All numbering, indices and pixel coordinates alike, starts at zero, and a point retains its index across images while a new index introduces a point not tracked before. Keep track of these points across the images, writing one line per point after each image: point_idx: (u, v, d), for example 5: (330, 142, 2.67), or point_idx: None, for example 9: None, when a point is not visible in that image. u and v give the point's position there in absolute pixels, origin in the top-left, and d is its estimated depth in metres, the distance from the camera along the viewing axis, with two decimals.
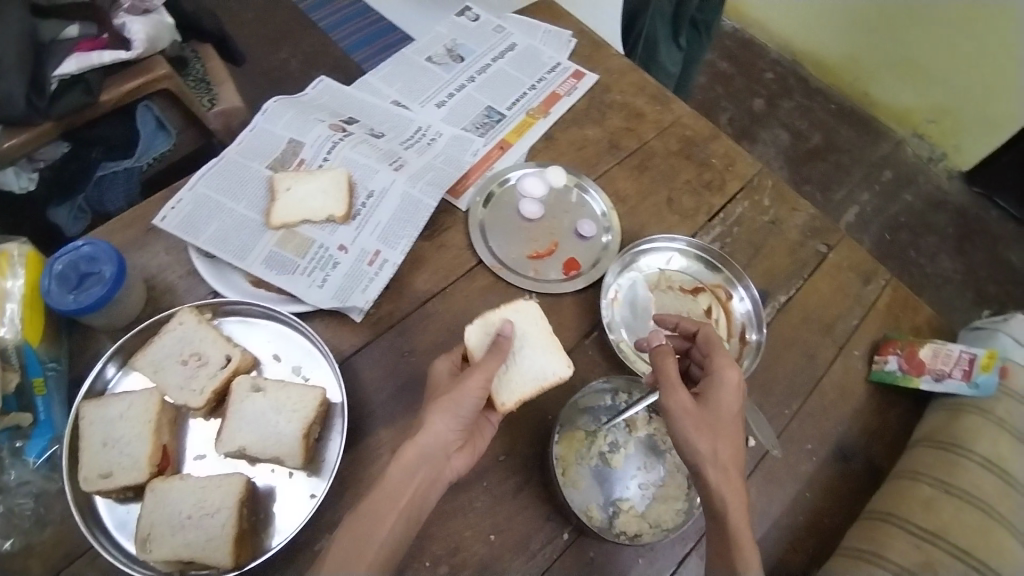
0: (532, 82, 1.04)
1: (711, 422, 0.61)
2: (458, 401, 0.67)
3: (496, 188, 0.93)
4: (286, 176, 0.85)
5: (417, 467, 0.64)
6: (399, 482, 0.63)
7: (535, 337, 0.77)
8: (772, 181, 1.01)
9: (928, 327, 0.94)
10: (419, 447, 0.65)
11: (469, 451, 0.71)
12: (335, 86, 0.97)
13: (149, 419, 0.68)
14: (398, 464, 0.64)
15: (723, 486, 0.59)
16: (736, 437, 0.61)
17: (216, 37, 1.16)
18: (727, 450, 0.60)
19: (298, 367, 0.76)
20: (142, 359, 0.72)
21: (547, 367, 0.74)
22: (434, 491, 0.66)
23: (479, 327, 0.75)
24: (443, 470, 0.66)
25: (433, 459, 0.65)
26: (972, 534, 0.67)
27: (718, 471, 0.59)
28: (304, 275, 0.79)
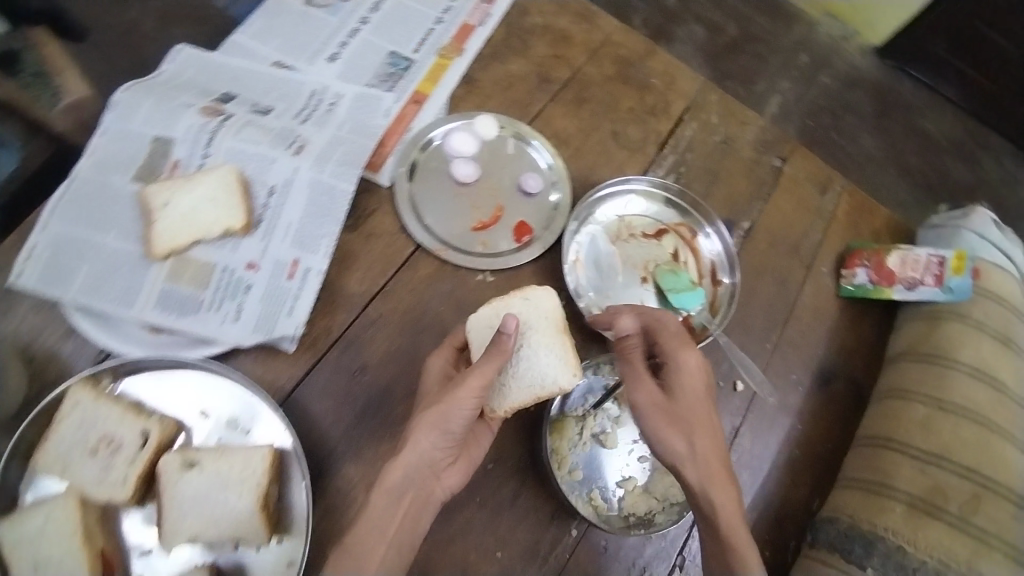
0: (437, 14, 0.88)
1: (679, 414, 0.58)
2: (446, 425, 0.58)
3: (418, 155, 0.78)
4: (161, 188, 0.69)
5: (404, 489, 0.57)
6: (382, 514, 0.56)
7: (543, 332, 0.64)
8: (717, 95, 0.92)
9: (887, 229, 0.91)
10: (405, 468, 0.57)
11: (464, 463, 0.63)
12: (199, 55, 0.78)
13: (73, 531, 0.57)
14: (382, 489, 0.57)
15: (705, 484, 0.57)
16: (712, 427, 0.59)
17: (48, 15, 0.96)
18: (704, 442, 0.58)
19: (233, 420, 0.64)
20: (42, 460, 0.59)
21: (549, 373, 0.62)
22: (426, 513, 0.59)
23: (484, 317, 0.65)
24: (432, 490, 0.60)
25: (418, 481, 0.58)
26: (970, 449, 0.69)
27: (698, 468, 0.57)
28: (213, 310, 0.66)
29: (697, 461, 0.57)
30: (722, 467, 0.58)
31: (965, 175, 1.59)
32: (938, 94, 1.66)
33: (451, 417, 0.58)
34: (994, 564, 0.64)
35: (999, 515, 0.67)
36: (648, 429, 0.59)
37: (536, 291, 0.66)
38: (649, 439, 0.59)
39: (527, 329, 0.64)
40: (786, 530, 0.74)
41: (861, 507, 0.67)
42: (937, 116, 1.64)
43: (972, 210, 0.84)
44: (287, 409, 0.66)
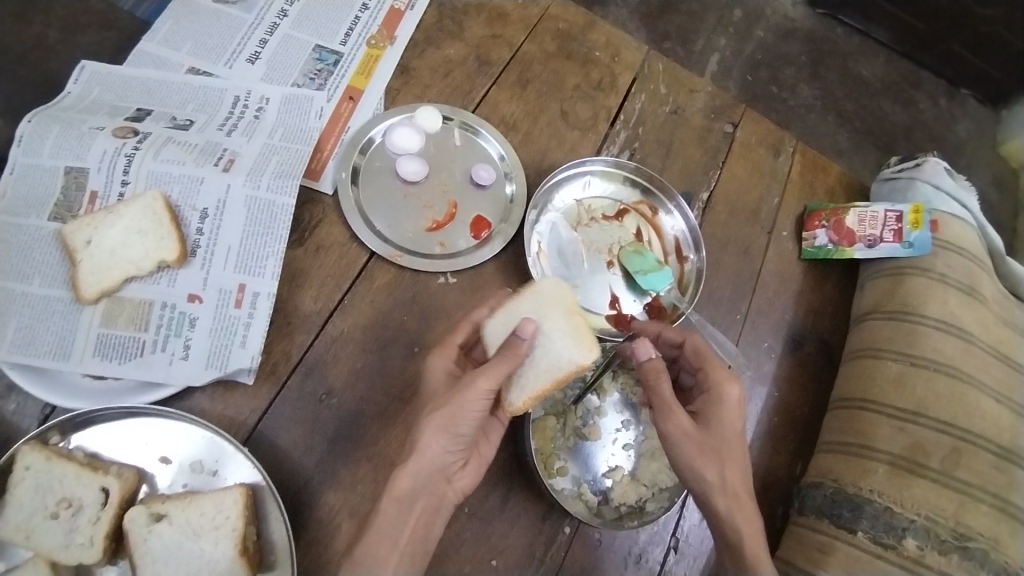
0: (362, 1, 0.82)
1: (716, 447, 0.58)
2: (456, 430, 0.55)
3: (359, 158, 0.73)
4: (82, 224, 0.62)
5: (415, 495, 0.55)
6: (392, 523, 0.54)
7: (553, 317, 0.59)
8: (662, 64, 0.89)
9: (840, 185, 0.91)
10: (413, 474, 0.54)
11: (476, 463, 0.60)
12: (104, 70, 0.71)
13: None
14: (392, 495, 0.54)
15: (736, 515, 0.58)
16: (744, 459, 0.59)
17: None
18: (736, 474, 0.58)
19: (199, 463, 0.58)
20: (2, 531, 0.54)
21: (564, 352, 0.57)
22: (439, 520, 0.57)
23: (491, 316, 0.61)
24: (444, 494, 0.57)
25: (429, 486, 0.56)
26: (948, 403, 0.70)
27: (728, 499, 0.58)
28: (157, 352, 0.61)
29: (726, 493, 0.58)
30: (748, 494, 0.59)
31: (902, 116, 1.62)
32: (870, 39, 1.67)
33: (460, 420, 0.54)
34: (982, 517, 0.65)
35: (985, 465, 0.68)
36: (686, 460, 0.58)
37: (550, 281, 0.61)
38: (678, 467, 0.59)
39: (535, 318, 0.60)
40: (774, 500, 0.74)
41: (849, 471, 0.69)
42: (871, 61, 1.66)
43: (925, 160, 0.85)
44: (253, 445, 0.61)
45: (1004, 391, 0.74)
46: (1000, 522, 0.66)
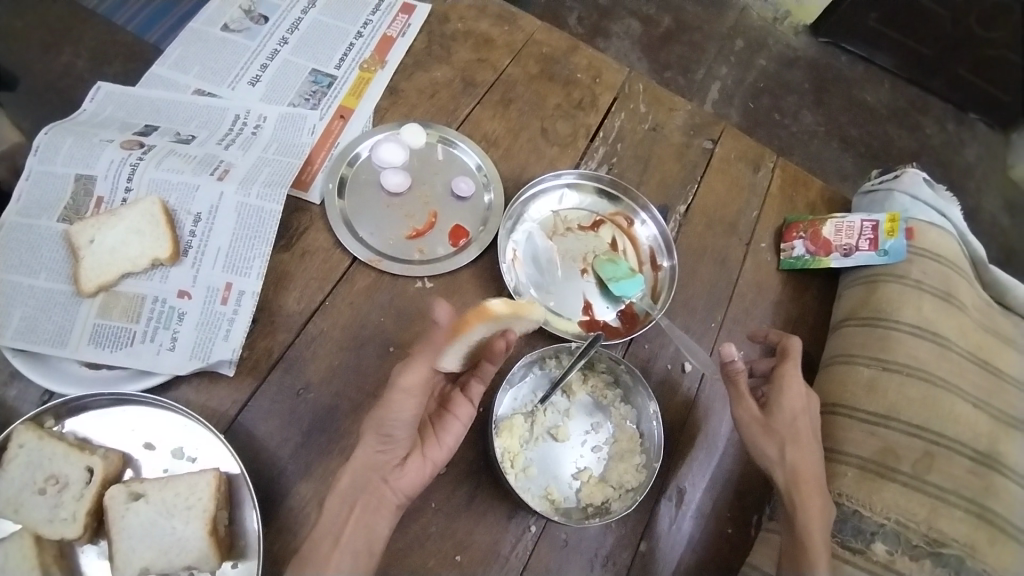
0: (357, 29, 0.88)
1: (781, 431, 0.66)
2: (386, 432, 0.59)
3: (346, 169, 0.78)
4: (86, 225, 0.68)
5: (355, 495, 0.60)
6: (332, 520, 0.59)
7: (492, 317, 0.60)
8: (643, 84, 0.93)
9: (822, 200, 0.92)
10: (352, 474, 0.60)
11: (419, 465, 0.62)
12: (117, 91, 0.78)
13: (30, 570, 0.56)
14: (335, 494, 0.60)
15: (796, 494, 0.64)
16: (807, 445, 0.66)
17: None
18: (798, 456, 0.65)
19: (179, 450, 0.63)
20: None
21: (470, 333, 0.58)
22: (382, 519, 0.60)
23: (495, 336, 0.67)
24: (383, 494, 0.60)
25: (368, 487, 0.60)
26: (921, 408, 0.70)
27: (787, 474, 0.65)
28: (146, 342, 0.66)
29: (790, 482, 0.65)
30: (814, 482, 0.65)
31: (909, 142, 1.62)
32: (874, 65, 1.69)
33: (389, 423, 0.58)
34: (956, 522, 0.65)
35: (959, 470, 0.68)
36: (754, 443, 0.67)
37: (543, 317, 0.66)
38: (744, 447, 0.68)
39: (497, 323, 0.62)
40: (748, 507, 0.74)
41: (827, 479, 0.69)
42: (875, 87, 1.67)
43: (903, 172, 0.86)
44: (232, 434, 0.65)
45: (983, 396, 0.74)
46: (975, 527, 0.65)
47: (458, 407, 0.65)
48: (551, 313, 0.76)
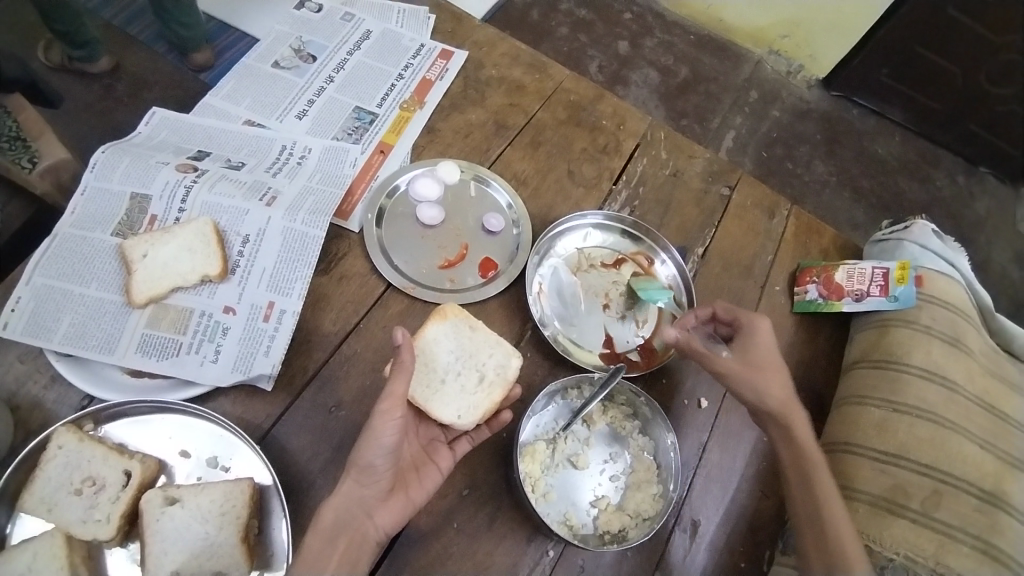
0: (398, 71, 0.95)
1: (758, 365, 0.71)
2: (367, 465, 0.61)
3: (385, 201, 0.83)
4: (140, 240, 0.72)
5: (337, 532, 0.60)
6: (318, 555, 0.59)
7: (464, 342, 0.73)
8: (665, 133, 0.99)
9: (834, 247, 0.96)
10: (336, 509, 0.60)
11: (401, 499, 0.65)
12: (171, 116, 0.84)
13: (59, 569, 0.58)
14: (316, 531, 0.59)
15: (786, 413, 0.69)
16: (780, 371, 0.71)
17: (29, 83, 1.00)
18: (778, 382, 0.70)
19: (213, 459, 0.66)
20: (27, 502, 0.60)
21: (446, 354, 0.73)
22: (365, 555, 0.61)
23: (474, 386, 0.71)
24: (366, 531, 0.62)
25: (352, 522, 0.61)
26: (929, 448, 0.72)
27: (774, 401, 0.69)
28: (191, 353, 0.69)
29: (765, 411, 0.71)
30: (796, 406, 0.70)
31: (919, 194, 1.66)
32: (885, 119, 1.74)
33: (368, 454, 0.60)
34: (963, 558, 0.66)
35: (966, 508, 0.69)
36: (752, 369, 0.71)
37: (512, 351, 0.73)
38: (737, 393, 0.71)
39: (465, 346, 0.73)
40: (761, 542, 0.76)
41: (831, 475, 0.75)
42: (887, 139, 1.72)
43: (912, 223, 0.89)
44: (265, 446, 0.68)
45: (989, 438, 0.75)
46: (981, 563, 0.66)
47: (440, 458, 0.69)
48: (573, 345, 0.80)
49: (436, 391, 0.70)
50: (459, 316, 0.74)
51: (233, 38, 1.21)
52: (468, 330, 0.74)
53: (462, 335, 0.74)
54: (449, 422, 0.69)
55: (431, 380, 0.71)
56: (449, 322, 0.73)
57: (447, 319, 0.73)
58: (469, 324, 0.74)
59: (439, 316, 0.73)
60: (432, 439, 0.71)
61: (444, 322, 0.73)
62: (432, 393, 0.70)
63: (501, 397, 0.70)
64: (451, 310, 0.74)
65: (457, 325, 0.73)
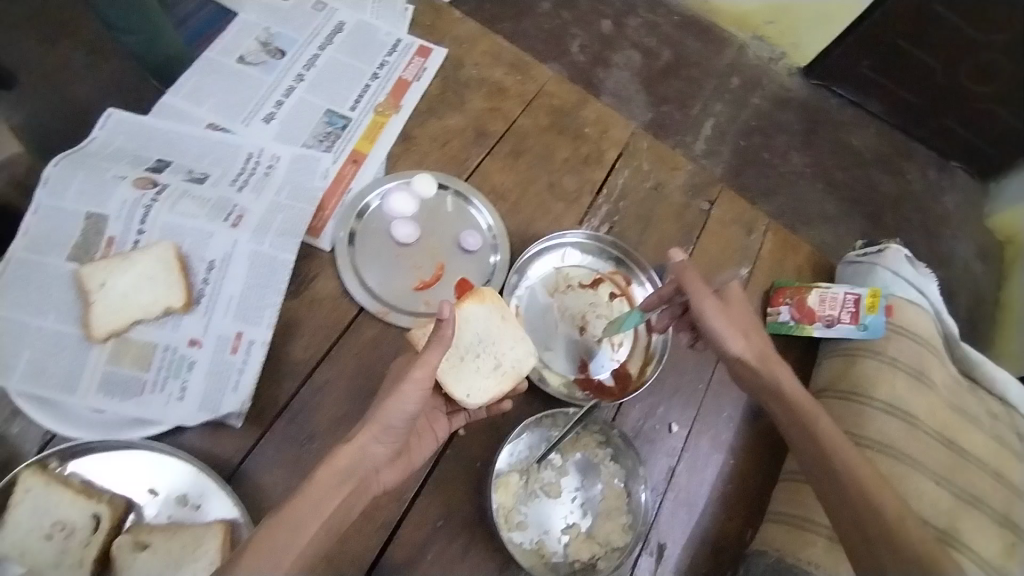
0: (373, 70, 0.90)
1: (735, 317, 0.72)
2: (388, 425, 0.60)
3: (355, 223, 0.79)
4: (98, 267, 0.69)
5: (346, 479, 0.58)
6: (325, 492, 0.57)
7: (494, 327, 0.71)
8: (648, 143, 0.96)
9: (809, 265, 0.96)
10: (348, 457, 0.59)
11: (403, 463, 0.67)
12: (129, 120, 0.79)
13: None
14: (328, 470, 0.58)
15: (769, 364, 0.70)
16: (756, 325, 0.73)
17: None
18: (756, 333, 0.72)
19: (183, 497, 0.64)
20: None
21: (473, 333, 0.71)
22: (356, 507, 0.61)
23: (487, 370, 0.69)
24: (369, 484, 0.63)
25: (359, 474, 0.60)
26: (887, 482, 0.73)
27: (755, 350, 0.71)
28: (157, 392, 0.67)
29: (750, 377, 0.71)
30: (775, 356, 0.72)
31: (891, 187, 1.64)
32: (863, 110, 1.73)
33: (390, 413, 0.59)
34: None
35: None
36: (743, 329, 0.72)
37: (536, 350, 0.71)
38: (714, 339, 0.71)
39: (495, 331, 0.71)
40: (723, 564, 0.79)
41: (786, 506, 0.77)
42: (863, 131, 1.70)
43: (887, 247, 0.90)
44: (235, 481, 0.67)
45: (944, 474, 0.76)
46: None
47: (437, 425, 0.71)
48: (546, 369, 0.79)
49: (454, 366, 0.69)
50: (495, 302, 0.72)
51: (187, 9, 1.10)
52: (499, 318, 0.72)
53: (492, 321, 0.71)
54: (459, 399, 0.68)
55: (452, 354, 0.69)
56: (485, 306, 0.71)
57: (484, 302, 0.72)
58: (504, 312, 0.72)
59: (476, 298, 0.72)
60: (434, 406, 0.72)
61: (480, 304, 0.72)
62: (450, 367, 0.68)
63: (510, 390, 0.69)
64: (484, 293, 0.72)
65: (492, 311, 0.72)
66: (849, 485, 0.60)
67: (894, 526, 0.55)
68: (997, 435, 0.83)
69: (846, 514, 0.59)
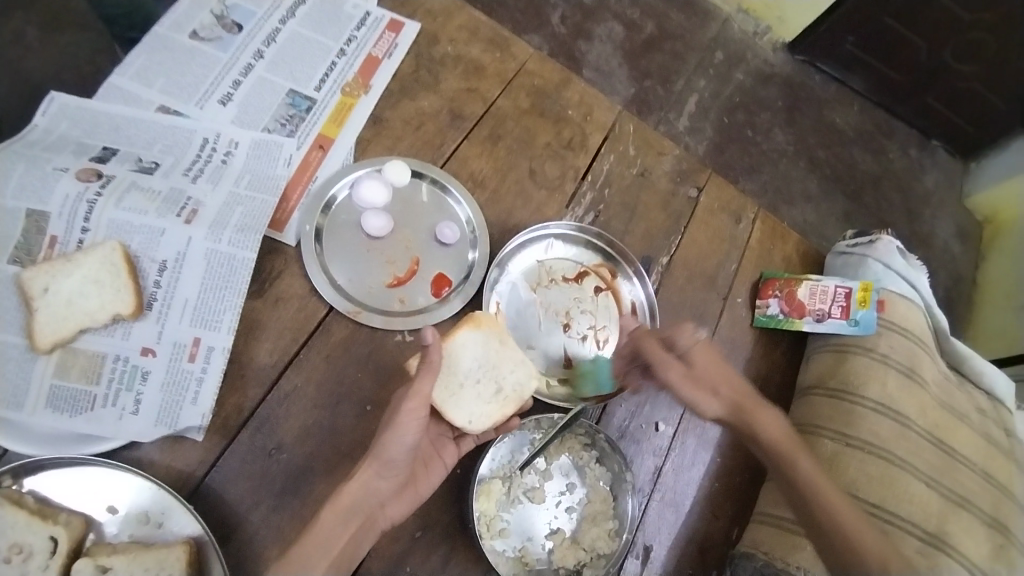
0: (340, 46, 0.83)
1: (704, 376, 0.72)
2: (388, 458, 0.60)
3: (321, 218, 0.73)
4: (40, 271, 0.63)
5: (353, 514, 0.60)
6: (329, 534, 0.59)
7: (492, 353, 0.67)
8: (634, 126, 0.91)
9: (798, 255, 0.93)
10: (352, 492, 0.60)
11: (411, 494, 0.64)
12: (72, 103, 0.71)
13: None
14: (332, 508, 0.59)
15: (749, 418, 0.71)
16: (726, 375, 0.72)
17: None
18: (723, 385, 0.72)
19: (144, 516, 0.60)
20: None
21: (471, 360, 0.67)
22: (365, 541, 0.62)
23: (488, 396, 0.67)
24: (376, 518, 0.62)
25: (365, 508, 0.61)
26: (877, 485, 0.73)
27: (730, 406, 0.72)
28: (108, 406, 0.62)
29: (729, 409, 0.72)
30: (755, 405, 0.72)
31: (871, 165, 1.60)
32: (845, 87, 1.67)
33: (390, 448, 0.60)
34: None
35: (908, 550, 0.70)
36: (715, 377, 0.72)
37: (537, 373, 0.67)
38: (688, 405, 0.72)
39: (494, 356, 0.67)
40: (709, 564, 0.77)
41: (776, 508, 0.76)
42: (846, 109, 1.65)
43: (878, 239, 0.89)
44: (198, 498, 0.62)
45: (934, 474, 0.76)
46: None
47: (446, 453, 0.68)
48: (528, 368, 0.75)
49: (454, 394, 0.66)
50: (492, 327, 0.68)
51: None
52: (497, 343, 0.68)
53: (490, 347, 0.68)
54: (460, 426, 0.66)
55: (449, 382, 0.66)
56: (481, 332, 0.67)
57: (480, 328, 0.67)
58: (503, 336, 0.68)
59: (472, 323, 0.67)
60: (441, 433, 0.69)
61: (476, 329, 0.67)
62: (449, 395, 0.66)
63: (513, 415, 0.66)
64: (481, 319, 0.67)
65: (490, 336, 0.67)
66: (826, 525, 0.66)
67: (864, 565, 0.63)
68: (986, 432, 0.83)
69: (826, 551, 0.65)
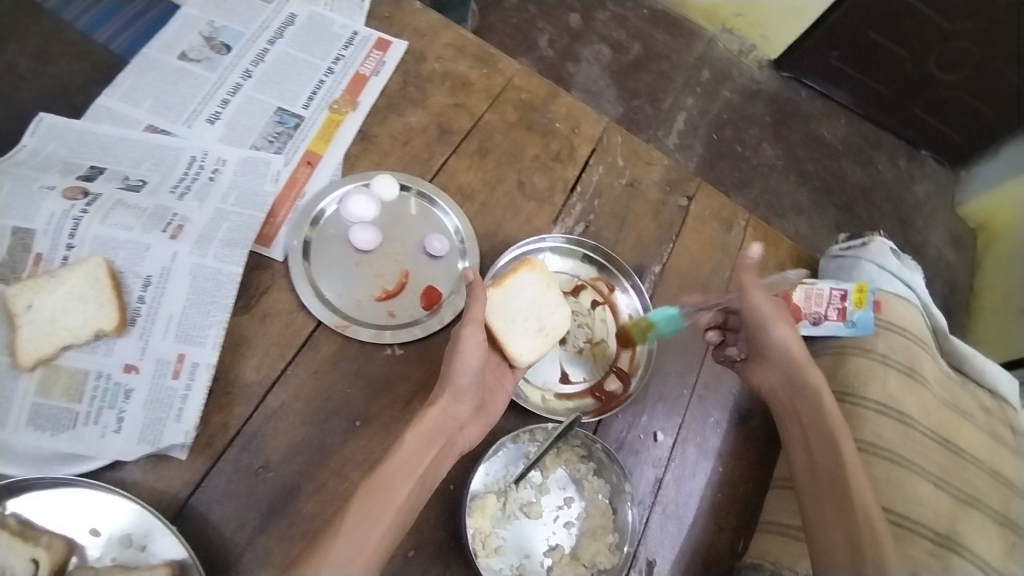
0: (327, 64, 0.84)
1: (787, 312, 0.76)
2: (460, 385, 0.63)
3: (310, 229, 0.73)
4: (23, 288, 0.63)
5: (435, 438, 0.63)
6: (414, 453, 0.61)
7: (541, 294, 0.73)
8: (622, 137, 0.91)
9: (791, 260, 0.92)
10: (434, 417, 0.63)
11: (484, 418, 0.67)
12: (60, 123, 0.72)
13: None
14: (417, 430, 0.62)
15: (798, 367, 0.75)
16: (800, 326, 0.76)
17: None
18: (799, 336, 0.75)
19: (126, 538, 0.57)
20: None
21: (522, 299, 0.72)
22: (445, 461, 0.64)
23: (534, 334, 0.71)
24: (455, 439, 0.65)
25: (446, 432, 0.64)
26: (886, 488, 0.71)
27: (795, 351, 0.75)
28: (90, 425, 0.61)
29: (792, 414, 0.75)
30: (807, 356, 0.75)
31: (861, 177, 1.60)
32: (832, 101, 1.67)
33: (458, 372, 0.63)
34: None
35: (921, 552, 0.69)
36: (786, 372, 0.75)
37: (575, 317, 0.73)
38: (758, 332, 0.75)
39: (543, 298, 0.73)
40: None
41: (781, 515, 0.74)
42: (833, 122, 1.65)
43: (870, 239, 0.87)
44: (182, 520, 0.60)
45: (943, 476, 0.75)
46: None
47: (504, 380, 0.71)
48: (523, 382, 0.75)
49: (508, 327, 0.70)
50: (543, 272, 0.73)
51: (80, 7, 0.98)
52: (546, 286, 0.73)
53: (539, 288, 0.73)
54: (512, 358, 0.70)
55: (505, 316, 0.70)
56: (535, 274, 0.73)
57: (534, 271, 0.73)
58: (550, 281, 0.74)
59: (527, 266, 0.73)
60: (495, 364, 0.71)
61: (529, 272, 0.73)
62: (505, 327, 0.70)
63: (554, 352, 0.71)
64: (535, 265, 0.73)
65: (542, 280, 0.73)
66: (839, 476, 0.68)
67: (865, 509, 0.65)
68: (991, 430, 0.82)
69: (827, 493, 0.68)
